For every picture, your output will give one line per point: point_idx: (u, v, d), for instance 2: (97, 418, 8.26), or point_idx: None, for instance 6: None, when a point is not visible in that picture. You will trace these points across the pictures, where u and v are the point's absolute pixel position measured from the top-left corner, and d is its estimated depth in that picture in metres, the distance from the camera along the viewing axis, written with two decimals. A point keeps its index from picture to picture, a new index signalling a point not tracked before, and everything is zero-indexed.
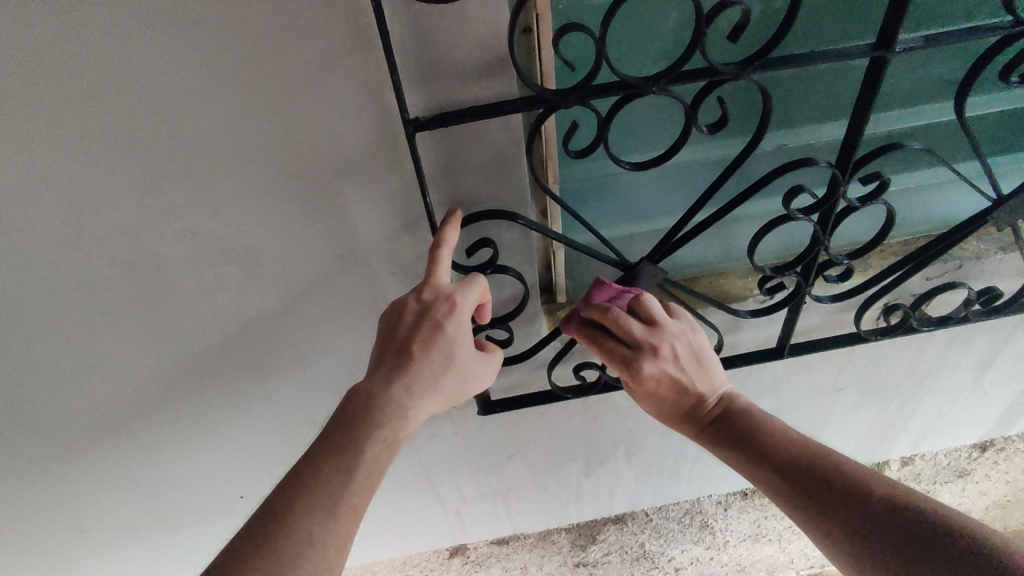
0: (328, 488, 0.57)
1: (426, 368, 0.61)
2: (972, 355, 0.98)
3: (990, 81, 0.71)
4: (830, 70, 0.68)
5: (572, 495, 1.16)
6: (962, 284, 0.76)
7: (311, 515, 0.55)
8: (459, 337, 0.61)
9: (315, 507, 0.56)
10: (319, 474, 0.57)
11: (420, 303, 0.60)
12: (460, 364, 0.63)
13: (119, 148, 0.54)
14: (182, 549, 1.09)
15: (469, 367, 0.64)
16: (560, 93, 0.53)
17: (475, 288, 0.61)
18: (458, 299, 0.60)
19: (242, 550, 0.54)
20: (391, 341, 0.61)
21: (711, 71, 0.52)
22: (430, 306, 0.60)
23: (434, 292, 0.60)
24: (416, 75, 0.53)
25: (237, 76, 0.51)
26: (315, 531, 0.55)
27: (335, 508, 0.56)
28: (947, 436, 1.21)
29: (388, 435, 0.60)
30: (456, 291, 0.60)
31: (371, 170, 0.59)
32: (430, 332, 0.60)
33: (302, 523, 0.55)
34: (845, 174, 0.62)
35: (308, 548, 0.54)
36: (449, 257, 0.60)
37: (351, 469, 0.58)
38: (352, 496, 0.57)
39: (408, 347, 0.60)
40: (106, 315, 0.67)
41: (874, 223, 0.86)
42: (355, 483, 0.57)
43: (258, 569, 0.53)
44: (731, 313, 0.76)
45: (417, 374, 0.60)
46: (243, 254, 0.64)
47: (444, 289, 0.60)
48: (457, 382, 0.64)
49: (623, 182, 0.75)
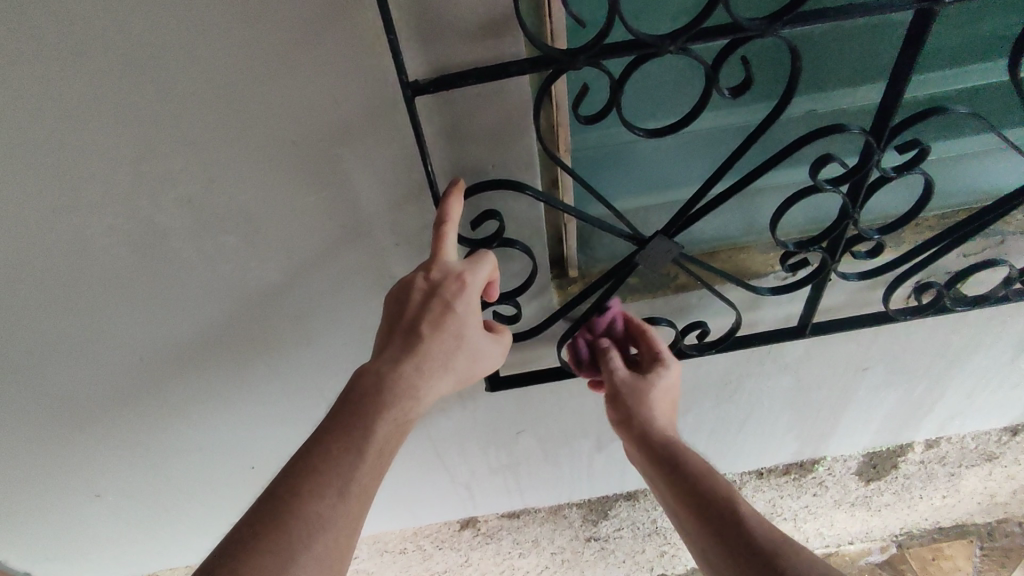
0: (338, 469, 0.54)
1: (435, 349, 0.59)
2: (1008, 337, 0.93)
3: None
4: (864, 28, 0.62)
5: (583, 471, 1.15)
6: (1004, 262, 0.71)
7: (322, 496, 0.53)
8: (469, 318, 0.59)
9: (326, 488, 0.54)
10: (328, 456, 0.55)
11: (428, 282, 0.57)
12: (470, 344, 0.61)
13: (109, 111, 0.52)
14: (196, 517, 1.11)
15: (478, 347, 0.62)
16: (570, 52, 0.48)
17: (484, 265, 0.59)
18: (468, 278, 0.58)
19: (248, 530, 0.52)
20: (400, 320, 0.59)
21: (734, 27, 0.48)
22: (439, 285, 0.57)
23: (442, 271, 0.57)
24: (415, 34, 0.49)
25: (229, 34, 0.48)
26: (326, 513, 0.53)
27: (347, 489, 0.54)
28: (977, 421, 1.16)
29: (397, 415, 0.58)
30: (466, 270, 0.58)
31: (370, 137, 0.56)
32: (439, 313, 0.58)
33: (312, 505, 0.53)
34: (880, 143, 0.57)
35: (320, 531, 0.52)
36: (455, 232, 0.57)
37: (360, 451, 0.56)
38: (361, 479, 0.55)
39: (416, 326, 0.58)
40: (108, 284, 0.66)
41: (909, 195, 0.79)
42: (365, 466, 0.55)
43: (270, 552, 0.51)
44: (750, 290, 0.73)
45: (427, 355, 0.58)
46: (243, 222, 0.62)
47: (453, 267, 0.57)
48: (467, 362, 0.62)
49: (638, 151, 0.71)
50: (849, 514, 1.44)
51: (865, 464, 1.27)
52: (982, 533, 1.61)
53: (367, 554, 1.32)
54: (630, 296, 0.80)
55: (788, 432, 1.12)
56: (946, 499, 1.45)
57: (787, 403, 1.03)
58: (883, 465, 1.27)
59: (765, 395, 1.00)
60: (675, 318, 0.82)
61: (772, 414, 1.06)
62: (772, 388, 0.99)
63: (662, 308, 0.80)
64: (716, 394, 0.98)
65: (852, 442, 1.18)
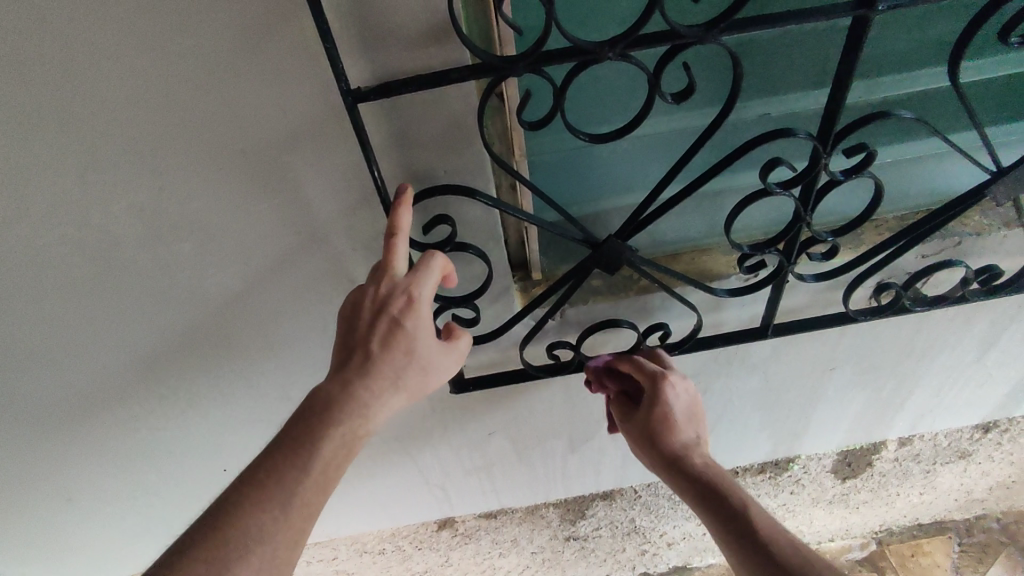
0: (282, 486, 0.56)
1: (386, 367, 0.59)
2: (972, 336, 0.94)
3: (982, 41, 0.66)
4: (812, 32, 0.63)
5: (557, 471, 1.15)
6: (960, 263, 0.72)
7: (264, 510, 0.55)
8: (420, 332, 0.60)
9: (270, 503, 0.56)
10: (274, 470, 0.57)
11: (379, 297, 0.58)
12: (423, 358, 0.61)
13: (53, 120, 0.52)
14: (170, 520, 1.11)
15: (432, 360, 0.62)
16: (510, 59, 0.49)
17: (433, 270, 0.58)
18: (417, 289, 0.58)
19: (194, 542, 0.55)
20: (352, 338, 0.59)
21: (672, 34, 0.48)
22: (389, 300, 0.58)
23: (391, 284, 0.57)
24: (356, 42, 0.49)
25: (170, 42, 0.49)
26: (268, 525, 0.55)
27: (289, 504, 0.56)
28: (948, 418, 1.17)
29: (345, 432, 0.58)
30: (414, 280, 0.58)
31: (319, 143, 0.57)
32: (389, 329, 0.58)
33: (256, 520, 0.55)
34: (827, 147, 0.58)
35: (258, 544, 0.55)
36: (403, 242, 0.57)
37: (305, 467, 0.57)
38: (305, 495, 0.57)
39: (368, 344, 0.59)
40: (63, 290, 0.66)
41: (864, 195, 0.80)
42: (309, 482, 0.57)
43: (204, 565, 0.53)
44: (708, 292, 0.73)
45: (377, 374, 0.59)
46: (196, 228, 0.62)
47: (403, 280, 0.57)
48: (420, 377, 0.62)
49: (595, 154, 0.71)
50: (827, 511, 1.45)
51: (840, 462, 1.27)
52: (961, 529, 1.63)
53: (345, 555, 1.33)
54: (593, 297, 0.80)
55: (760, 431, 1.13)
56: (923, 496, 1.46)
57: (757, 403, 1.04)
58: (858, 463, 1.28)
59: (735, 395, 1.01)
60: (639, 320, 0.82)
61: (743, 414, 1.06)
62: (741, 388, 0.99)
63: (624, 310, 0.81)
64: None
65: (825, 440, 1.19)
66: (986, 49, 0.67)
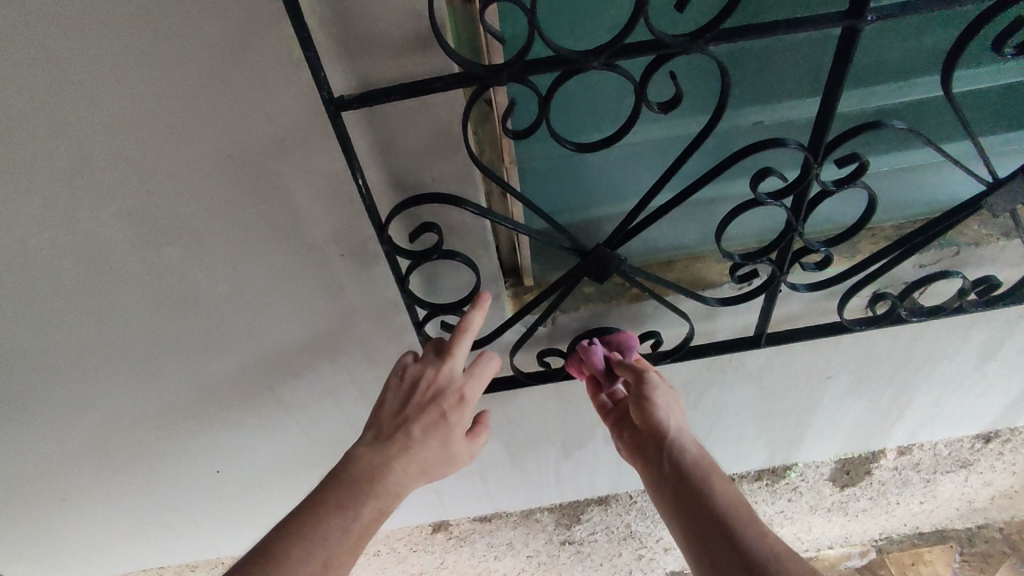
0: (324, 540, 0.56)
1: (422, 454, 0.63)
2: (971, 346, 0.93)
3: (977, 51, 0.65)
4: (805, 39, 0.62)
5: (552, 476, 1.15)
6: (956, 273, 0.70)
7: (309, 567, 0.54)
8: (457, 429, 0.66)
9: (311, 555, 0.55)
10: (315, 522, 0.57)
11: (435, 385, 0.66)
12: (449, 456, 0.66)
13: (41, 124, 0.52)
14: (166, 519, 1.11)
15: (455, 456, 0.67)
16: (494, 68, 0.48)
17: (482, 377, 0.68)
18: (467, 393, 0.66)
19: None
20: (398, 413, 0.65)
21: (657, 44, 0.47)
22: (442, 391, 0.65)
23: (449, 377, 0.66)
24: (341, 49, 0.49)
25: (155, 48, 0.49)
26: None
27: (329, 563, 0.55)
28: (948, 428, 1.16)
29: (382, 504, 0.60)
30: (467, 381, 0.67)
31: (306, 149, 0.57)
32: (436, 417, 0.64)
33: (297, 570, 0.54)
34: (818, 157, 0.57)
35: None
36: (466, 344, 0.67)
37: (347, 526, 0.57)
38: (342, 554, 0.56)
39: (411, 424, 0.64)
40: (54, 292, 0.66)
41: (857, 207, 0.80)
42: (349, 542, 0.57)
43: None
44: (699, 300, 0.72)
45: (416, 457, 0.63)
46: (185, 233, 0.62)
47: (459, 378, 0.66)
48: (440, 471, 0.66)
49: (586, 161, 0.71)
50: (826, 519, 1.44)
51: (838, 470, 1.26)
52: (963, 538, 1.61)
53: None
54: (583, 304, 0.79)
55: (756, 439, 1.12)
56: (924, 505, 1.45)
57: (752, 411, 1.03)
58: (856, 472, 1.27)
59: (730, 403, 1.00)
60: (631, 327, 0.82)
61: (739, 421, 1.05)
62: (736, 396, 0.98)
63: (616, 317, 0.80)
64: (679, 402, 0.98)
65: (822, 448, 1.18)
66: (980, 59, 0.66)
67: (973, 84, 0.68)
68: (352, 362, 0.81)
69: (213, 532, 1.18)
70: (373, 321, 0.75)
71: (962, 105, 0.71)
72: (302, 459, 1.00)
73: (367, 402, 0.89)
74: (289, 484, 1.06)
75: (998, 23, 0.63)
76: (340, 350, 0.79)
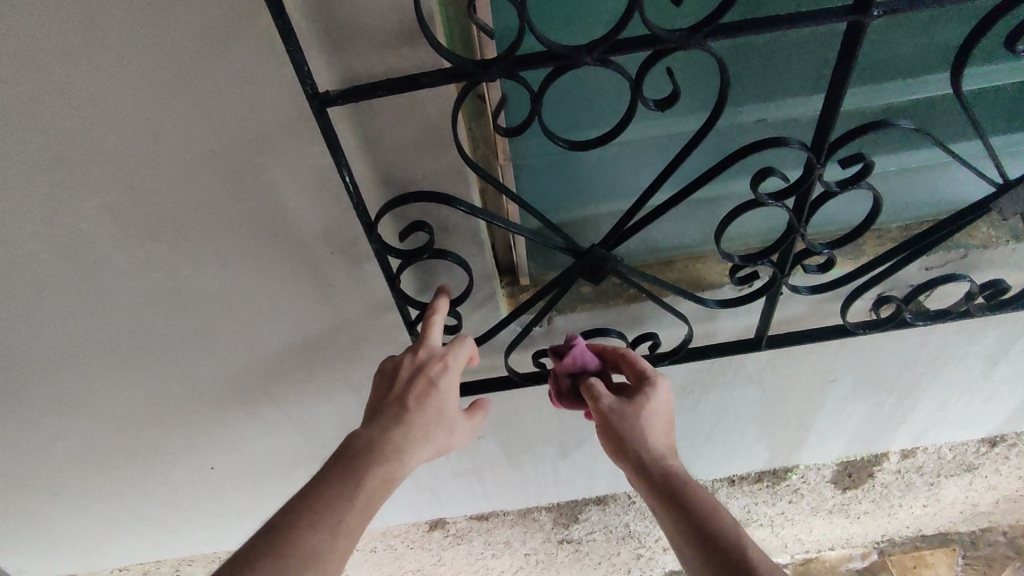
0: (331, 510, 0.55)
1: (419, 421, 0.61)
2: (978, 350, 0.91)
3: (989, 47, 0.63)
4: (809, 35, 0.60)
5: (549, 475, 1.14)
6: (965, 276, 0.68)
7: (316, 532, 0.53)
8: (451, 396, 0.63)
9: (320, 524, 0.54)
10: (323, 493, 0.56)
11: (415, 361, 0.63)
12: (450, 423, 0.64)
13: (19, 119, 0.51)
14: (161, 514, 1.11)
15: (457, 423, 0.65)
16: (483, 64, 0.47)
17: (464, 345, 0.65)
18: (450, 358, 0.64)
19: (238, 559, 0.52)
20: (387, 396, 0.62)
21: (653, 38, 0.45)
22: (425, 364, 0.63)
23: (428, 351, 0.64)
24: (325, 42, 0.48)
25: (133, 40, 0.47)
26: (320, 545, 0.53)
27: (338, 529, 0.54)
28: (953, 432, 1.14)
29: (385, 472, 0.59)
30: (448, 350, 0.64)
31: (292, 145, 0.55)
32: (424, 389, 0.62)
33: (307, 535, 0.53)
34: (821, 157, 0.55)
35: (312, 561, 0.52)
36: (440, 321, 0.65)
37: (352, 494, 0.57)
38: (352, 520, 0.55)
39: (402, 400, 0.61)
40: (41, 288, 0.65)
41: (863, 208, 0.78)
42: (355, 511, 0.56)
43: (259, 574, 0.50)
44: (698, 302, 0.70)
45: (412, 424, 0.61)
46: (171, 230, 0.61)
47: (438, 349, 0.64)
48: (445, 437, 0.64)
49: (582, 159, 0.69)
50: (827, 521, 1.43)
51: (840, 473, 1.25)
52: (967, 541, 1.59)
53: None
54: (582, 305, 0.78)
55: (757, 441, 1.10)
56: (927, 508, 1.43)
57: (753, 413, 1.01)
58: (859, 474, 1.25)
59: (730, 405, 0.98)
60: (628, 328, 0.80)
61: (739, 423, 1.04)
62: (736, 398, 0.97)
63: (613, 318, 0.78)
64: (678, 403, 0.96)
65: (824, 451, 1.16)
66: (992, 56, 0.64)
67: (984, 82, 0.66)
68: (345, 360, 0.80)
69: (208, 528, 1.18)
70: (365, 320, 0.74)
71: (972, 104, 0.69)
72: (297, 456, 0.99)
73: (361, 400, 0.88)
74: (284, 481, 1.06)
75: (1012, 18, 0.61)
76: (332, 349, 0.78)
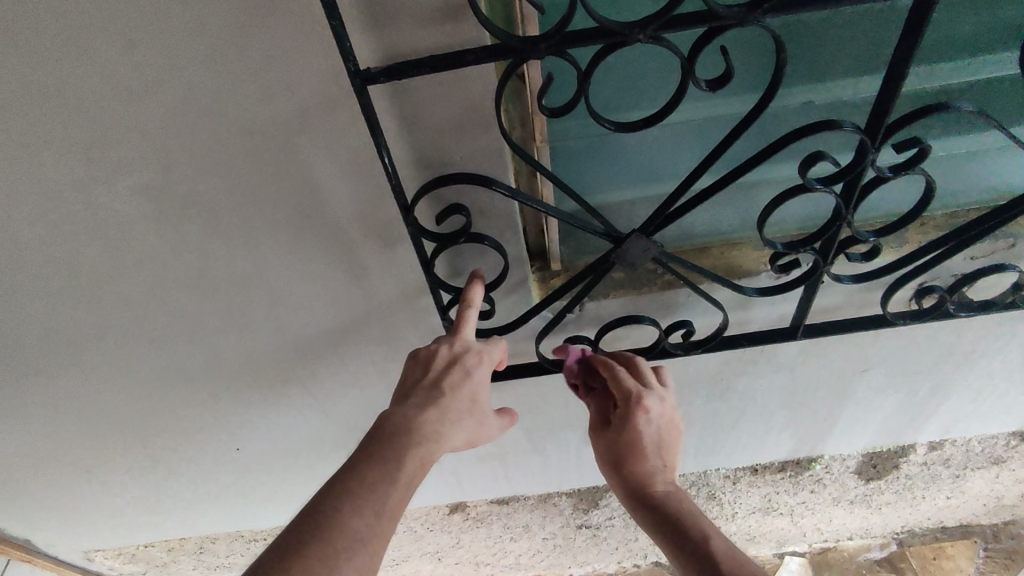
0: (372, 493, 0.54)
1: (455, 406, 0.60)
2: (1018, 342, 0.88)
3: None
4: (865, 13, 0.57)
5: (571, 461, 1.13)
6: (1014, 266, 0.66)
7: (361, 515, 0.53)
8: (482, 390, 0.63)
9: (363, 506, 0.53)
10: (364, 476, 0.55)
11: (451, 351, 0.62)
12: (480, 413, 0.63)
13: (54, 96, 0.50)
14: (188, 493, 1.12)
15: (486, 416, 0.64)
16: (531, 40, 0.45)
17: (498, 346, 0.65)
18: (486, 353, 0.63)
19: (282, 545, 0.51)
20: (420, 381, 0.61)
21: (709, 14, 0.43)
22: (461, 355, 0.62)
23: (464, 344, 0.63)
24: (368, 17, 0.46)
25: (172, 15, 0.46)
26: (366, 529, 0.52)
27: (382, 512, 0.54)
28: (984, 424, 1.12)
29: (423, 454, 0.58)
30: (483, 345, 0.64)
31: (328, 125, 0.54)
32: (460, 379, 0.61)
33: (353, 519, 0.52)
34: (875, 141, 0.53)
35: (359, 544, 0.51)
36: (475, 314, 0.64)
37: (393, 476, 0.56)
38: (394, 502, 0.55)
39: (437, 385, 0.60)
40: (75, 268, 0.65)
41: (914, 193, 0.75)
42: (397, 492, 0.55)
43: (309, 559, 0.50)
44: (735, 290, 0.69)
45: (446, 409, 0.60)
46: (204, 210, 0.60)
47: (474, 342, 0.63)
48: (474, 429, 0.63)
49: (622, 142, 0.67)
50: (847, 511, 1.42)
51: (864, 464, 1.23)
52: (988, 534, 1.57)
53: None
54: (616, 291, 0.76)
55: (783, 430, 1.09)
56: (950, 500, 1.41)
57: (781, 402, 1.00)
58: (883, 466, 1.24)
59: (758, 394, 0.97)
60: (661, 315, 0.79)
61: (766, 412, 1.02)
62: (765, 387, 0.95)
63: (646, 305, 0.77)
64: (706, 392, 0.95)
65: (850, 442, 1.14)
66: None
67: None
68: (373, 344, 0.80)
69: (233, 506, 1.19)
70: (396, 304, 0.73)
71: None
72: (322, 438, 0.99)
73: (388, 384, 0.88)
74: (308, 462, 1.06)
75: None
76: (361, 331, 0.77)
